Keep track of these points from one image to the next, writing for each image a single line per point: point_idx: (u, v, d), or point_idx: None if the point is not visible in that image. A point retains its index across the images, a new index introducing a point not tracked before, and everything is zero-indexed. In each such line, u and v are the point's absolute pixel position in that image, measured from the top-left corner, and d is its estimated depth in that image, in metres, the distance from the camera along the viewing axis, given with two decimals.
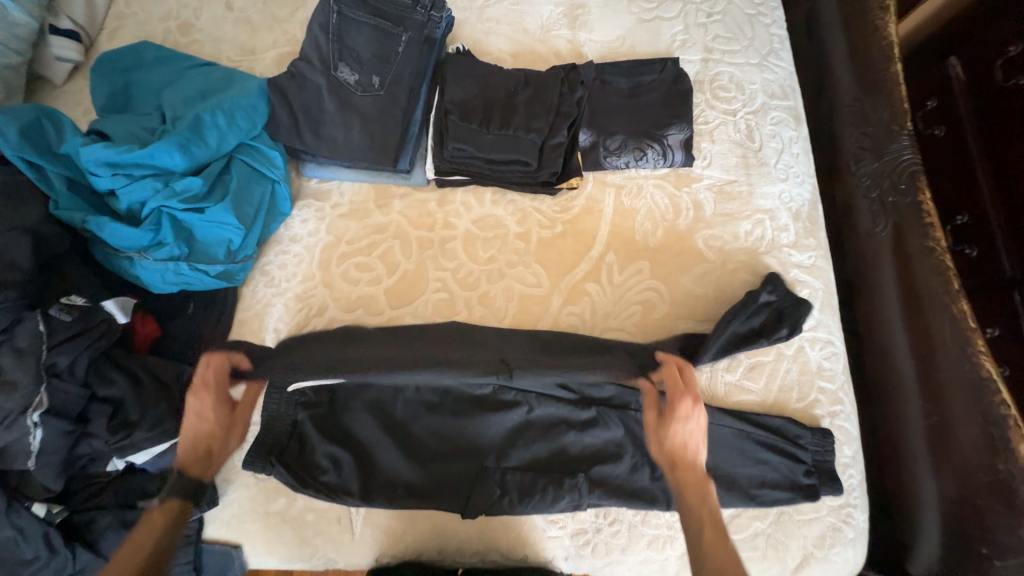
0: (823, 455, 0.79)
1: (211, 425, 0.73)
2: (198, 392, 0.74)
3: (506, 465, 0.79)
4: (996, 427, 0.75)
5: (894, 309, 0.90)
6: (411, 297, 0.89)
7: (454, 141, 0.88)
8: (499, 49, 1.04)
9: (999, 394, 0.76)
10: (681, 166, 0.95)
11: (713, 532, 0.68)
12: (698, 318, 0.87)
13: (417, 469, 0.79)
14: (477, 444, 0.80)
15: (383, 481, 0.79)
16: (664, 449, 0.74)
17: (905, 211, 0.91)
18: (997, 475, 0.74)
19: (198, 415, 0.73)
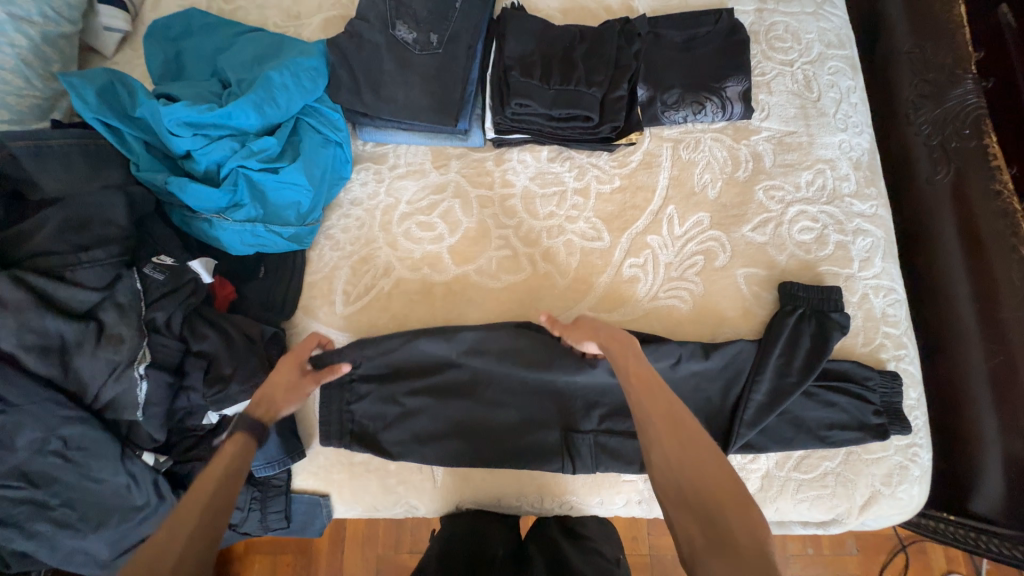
0: (892, 397, 0.80)
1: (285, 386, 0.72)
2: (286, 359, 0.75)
3: (585, 429, 0.81)
4: None
5: (955, 255, 0.91)
6: (474, 256, 0.91)
7: (517, 97, 0.87)
8: (549, 6, 1.03)
9: None
10: (740, 118, 0.94)
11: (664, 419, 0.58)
12: (761, 268, 0.88)
13: (494, 432, 0.81)
14: (559, 408, 0.81)
15: (458, 450, 0.80)
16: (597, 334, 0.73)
17: (967, 156, 0.92)
18: None
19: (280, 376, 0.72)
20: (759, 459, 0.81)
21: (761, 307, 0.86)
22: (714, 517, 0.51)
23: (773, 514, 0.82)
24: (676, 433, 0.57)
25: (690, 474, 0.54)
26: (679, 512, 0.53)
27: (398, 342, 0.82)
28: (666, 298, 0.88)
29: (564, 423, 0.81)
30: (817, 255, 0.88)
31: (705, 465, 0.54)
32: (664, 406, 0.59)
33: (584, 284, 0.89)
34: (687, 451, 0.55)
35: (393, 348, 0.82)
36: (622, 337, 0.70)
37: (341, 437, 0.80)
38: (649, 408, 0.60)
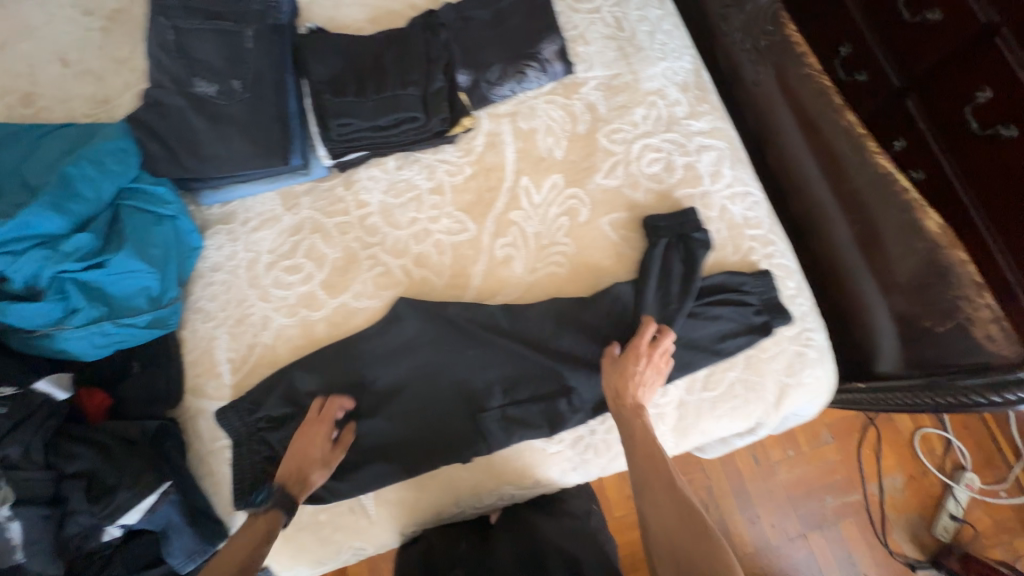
0: (767, 290, 0.83)
1: (315, 459, 0.75)
2: (313, 424, 0.77)
3: (497, 404, 0.81)
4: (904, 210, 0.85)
5: (799, 142, 0.95)
6: (348, 284, 0.89)
7: (337, 117, 0.86)
8: (355, 20, 1.02)
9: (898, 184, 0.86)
10: (565, 76, 0.96)
11: (659, 480, 0.71)
12: (622, 210, 0.90)
13: (410, 436, 0.80)
14: (465, 394, 0.82)
15: (380, 462, 0.79)
16: (610, 382, 0.78)
17: (779, 49, 0.97)
18: (917, 254, 0.83)
19: (305, 443, 0.75)
20: (669, 391, 0.82)
21: (633, 247, 0.88)
22: (694, 562, 0.64)
23: (700, 437, 0.84)
24: (673, 504, 0.69)
25: (677, 533, 0.67)
26: (662, 553, 0.67)
27: (295, 380, 0.82)
28: (544, 267, 0.89)
29: (475, 405, 0.81)
30: (670, 182, 0.90)
31: (710, 565, 0.63)
32: (657, 466, 0.72)
33: (463, 278, 0.89)
34: (678, 514, 0.68)
35: (297, 380, 0.82)
36: (631, 401, 0.76)
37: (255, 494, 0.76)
38: (648, 470, 0.72)
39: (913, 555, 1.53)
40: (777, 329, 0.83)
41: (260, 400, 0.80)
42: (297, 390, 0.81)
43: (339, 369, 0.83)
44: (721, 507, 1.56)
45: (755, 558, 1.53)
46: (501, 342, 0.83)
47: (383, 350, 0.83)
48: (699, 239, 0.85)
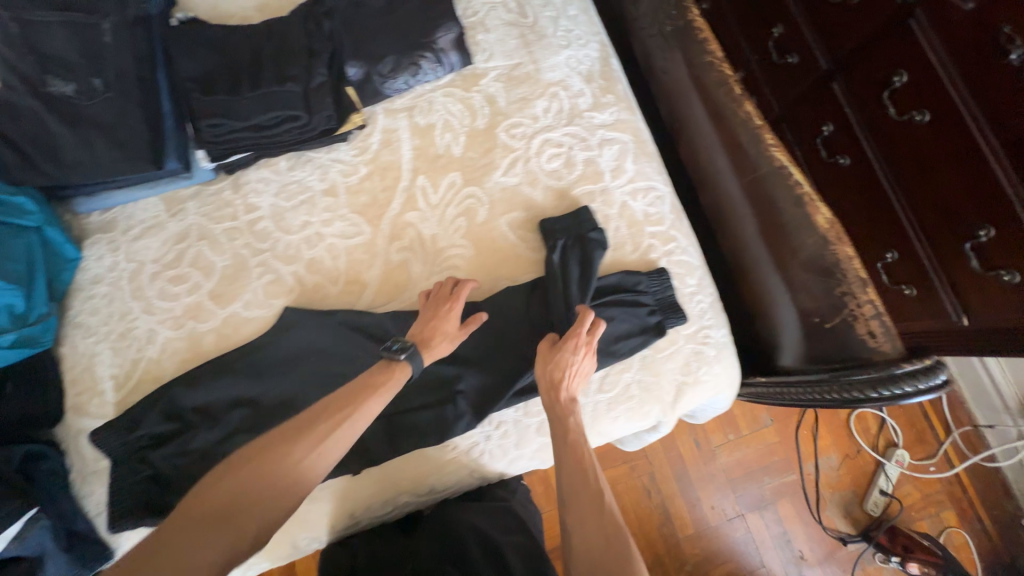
0: (661, 290, 0.83)
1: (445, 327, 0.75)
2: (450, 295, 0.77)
3: (386, 414, 0.79)
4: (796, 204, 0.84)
5: (709, 131, 0.92)
6: (236, 293, 0.85)
7: (206, 118, 0.80)
8: (242, 6, 0.96)
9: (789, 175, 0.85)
10: (463, 67, 0.92)
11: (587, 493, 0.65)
12: (520, 210, 0.87)
13: None
14: None
15: None
16: (545, 374, 0.73)
17: (682, 36, 0.94)
18: (807, 248, 0.83)
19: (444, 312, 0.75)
20: None
21: (532, 247, 0.86)
22: None
23: (598, 438, 0.84)
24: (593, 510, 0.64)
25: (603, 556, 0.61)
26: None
27: (177, 396, 0.78)
28: (441, 270, 0.86)
29: None
30: (570, 179, 0.87)
31: None
32: (583, 466, 0.67)
33: (356, 284, 0.86)
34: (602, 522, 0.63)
35: (180, 395, 0.78)
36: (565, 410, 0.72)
37: (134, 517, 0.74)
38: (579, 480, 0.67)
39: (845, 530, 1.58)
40: (671, 329, 0.83)
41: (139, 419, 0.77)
42: (180, 406, 0.78)
43: (223, 384, 0.79)
44: (663, 492, 1.59)
45: (695, 540, 1.56)
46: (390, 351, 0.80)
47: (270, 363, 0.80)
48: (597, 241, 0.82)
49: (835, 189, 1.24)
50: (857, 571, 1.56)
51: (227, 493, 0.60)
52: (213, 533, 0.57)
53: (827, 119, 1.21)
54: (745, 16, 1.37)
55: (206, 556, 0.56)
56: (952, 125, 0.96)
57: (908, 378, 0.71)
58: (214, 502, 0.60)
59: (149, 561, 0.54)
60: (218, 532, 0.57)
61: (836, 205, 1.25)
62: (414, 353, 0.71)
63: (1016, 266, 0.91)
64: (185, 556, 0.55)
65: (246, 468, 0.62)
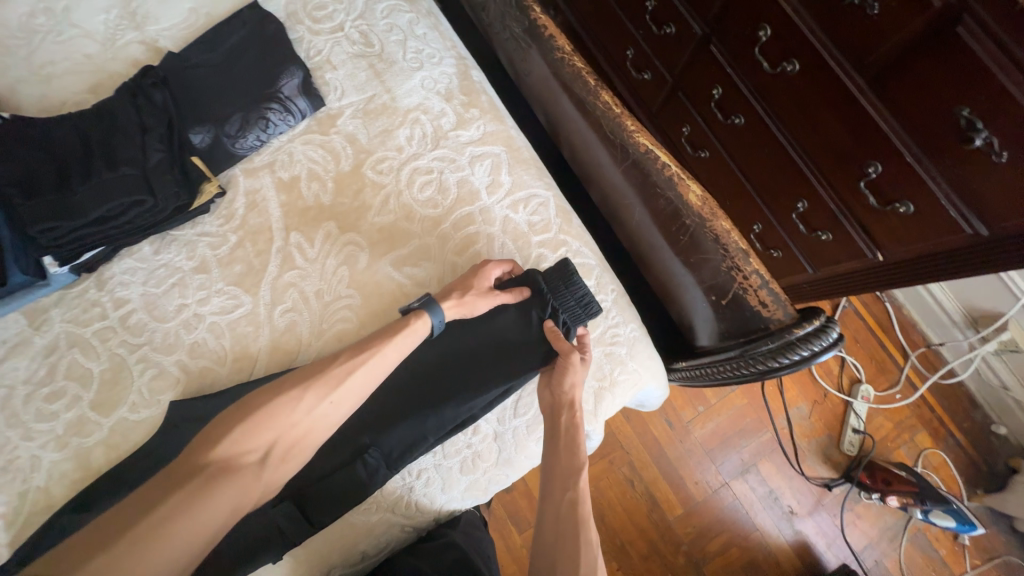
0: (569, 296, 0.79)
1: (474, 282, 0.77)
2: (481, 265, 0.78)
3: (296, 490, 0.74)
4: (668, 188, 0.82)
5: (581, 125, 0.88)
6: (120, 397, 0.80)
7: (37, 223, 0.75)
8: (71, 90, 0.89)
9: (657, 159, 0.83)
10: (316, 110, 0.88)
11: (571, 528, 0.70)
12: (401, 247, 0.84)
13: None
14: None
15: None
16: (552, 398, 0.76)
17: (532, 33, 0.90)
18: (688, 230, 0.80)
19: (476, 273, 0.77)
20: (480, 428, 0.79)
21: (421, 283, 0.83)
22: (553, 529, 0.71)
23: (528, 461, 0.82)
24: (567, 526, 0.70)
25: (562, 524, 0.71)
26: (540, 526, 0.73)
27: (68, 522, 0.73)
28: (332, 325, 0.82)
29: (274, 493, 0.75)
30: (446, 205, 0.84)
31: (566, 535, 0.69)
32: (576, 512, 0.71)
33: (246, 360, 0.81)
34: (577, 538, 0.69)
35: (73, 520, 0.73)
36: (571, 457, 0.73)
37: None
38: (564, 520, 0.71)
39: (827, 475, 1.60)
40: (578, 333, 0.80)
41: (32, 555, 0.72)
42: (74, 532, 0.73)
43: (118, 498, 0.74)
44: (645, 478, 1.57)
45: (686, 518, 1.55)
46: None
47: (163, 467, 0.75)
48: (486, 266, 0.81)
49: (732, 149, 1.18)
50: (846, 513, 1.57)
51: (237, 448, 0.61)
52: (222, 485, 0.58)
53: (709, 81, 1.16)
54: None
55: (215, 503, 0.57)
56: (821, 69, 0.92)
57: (802, 342, 0.70)
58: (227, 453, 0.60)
59: (163, 502, 0.55)
60: (231, 479, 0.58)
61: (740, 167, 1.19)
62: (434, 304, 0.74)
63: (910, 197, 0.88)
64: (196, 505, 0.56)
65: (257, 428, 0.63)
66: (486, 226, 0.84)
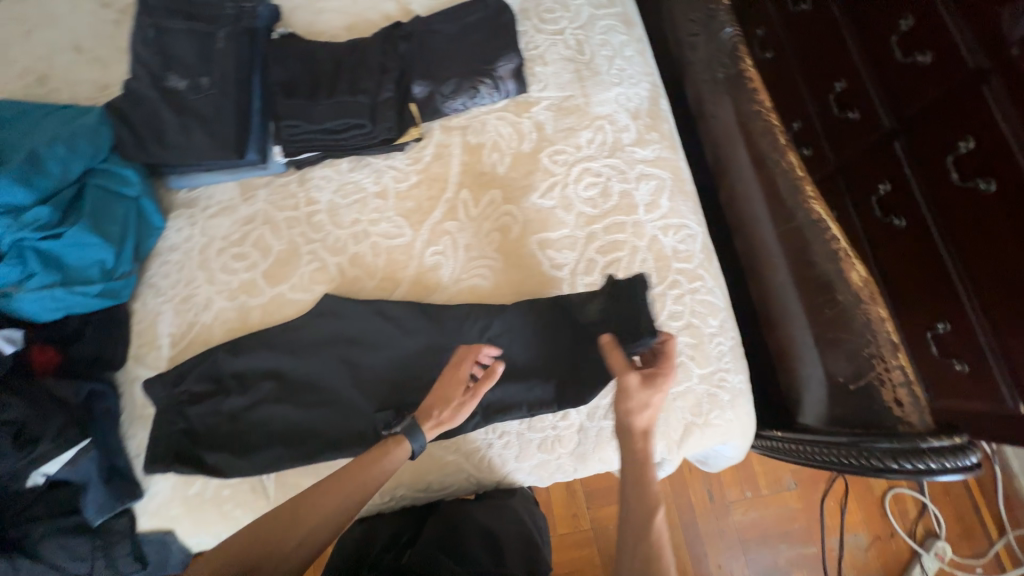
0: (630, 323, 0.80)
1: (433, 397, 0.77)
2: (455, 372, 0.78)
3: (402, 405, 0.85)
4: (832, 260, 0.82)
5: (750, 179, 0.93)
6: (286, 275, 0.94)
7: (286, 119, 0.92)
8: (332, 25, 1.07)
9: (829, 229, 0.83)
10: (518, 94, 0.98)
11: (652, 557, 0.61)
12: (552, 231, 0.90)
13: (311, 416, 0.84)
14: (376, 389, 0.86)
15: (282, 446, 0.83)
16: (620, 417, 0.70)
17: (735, 82, 0.96)
18: (836, 305, 0.81)
19: (448, 384, 0.77)
20: (569, 415, 0.82)
21: (559, 269, 0.88)
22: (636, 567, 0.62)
23: (600, 465, 0.83)
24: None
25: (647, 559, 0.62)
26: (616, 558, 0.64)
27: (219, 362, 0.87)
28: (470, 278, 0.91)
29: (380, 398, 0.86)
30: (604, 208, 0.90)
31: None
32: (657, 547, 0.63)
33: (391, 282, 0.92)
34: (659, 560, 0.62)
35: (224, 358, 0.87)
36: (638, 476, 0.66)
37: (165, 459, 0.82)
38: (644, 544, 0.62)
39: None
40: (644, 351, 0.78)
41: (184, 374, 0.86)
42: (220, 369, 0.87)
43: (260, 355, 0.87)
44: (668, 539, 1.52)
45: None
46: (413, 348, 0.87)
47: (302, 344, 0.88)
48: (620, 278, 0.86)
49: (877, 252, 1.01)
50: None
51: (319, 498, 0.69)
52: (293, 530, 0.67)
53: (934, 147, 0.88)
54: (801, 57, 1.12)
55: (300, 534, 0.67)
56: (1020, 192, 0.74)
57: (933, 454, 0.67)
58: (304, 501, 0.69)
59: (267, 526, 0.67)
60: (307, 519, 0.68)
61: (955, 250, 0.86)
62: (416, 431, 0.74)
63: None
64: (284, 539, 0.67)
65: (318, 491, 0.70)
66: (634, 240, 0.88)
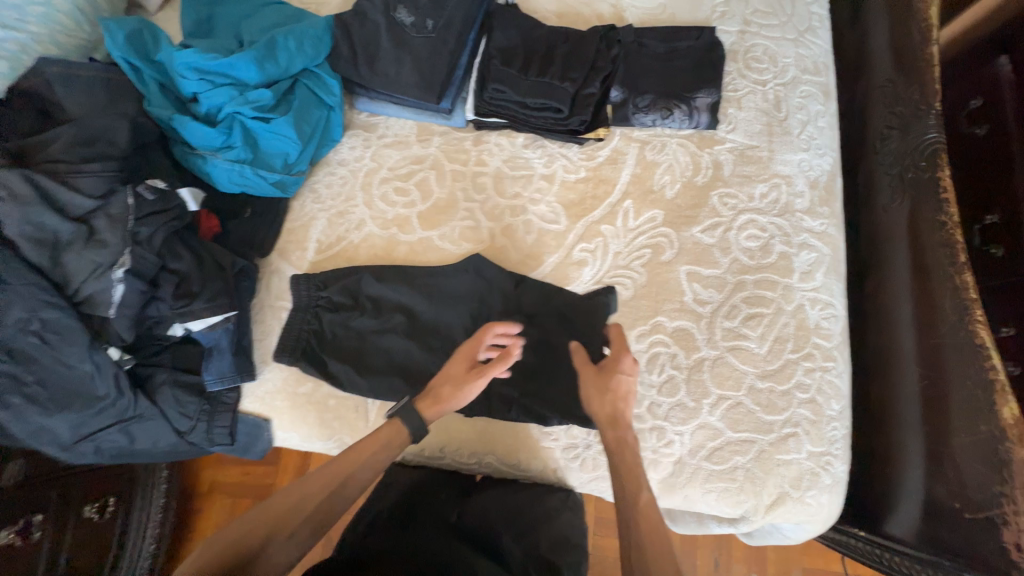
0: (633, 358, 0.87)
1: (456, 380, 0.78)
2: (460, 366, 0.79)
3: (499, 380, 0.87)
4: (984, 390, 0.79)
5: (904, 282, 0.94)
6: (440, 223, 0.98)
7: (494, 82, 0.96)
8: (546, 7, 1.11)
9: (989, 360, 0.80)
10: (706, 128, 1.00)
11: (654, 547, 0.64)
12: (703, 267, 0.92)
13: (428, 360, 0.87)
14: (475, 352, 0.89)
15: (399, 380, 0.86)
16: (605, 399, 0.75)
17: (923, 186, 0.93)
18: (975, 435, 0.79)
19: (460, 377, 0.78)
20: (672, 444, 0.83)
21: (701, 305, 0.90)
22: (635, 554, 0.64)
23: (682, 502, 0.84)
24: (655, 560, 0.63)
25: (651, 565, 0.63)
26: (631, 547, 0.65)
27: (361, 282, 0.91)
28: (610, 283, 0.92)
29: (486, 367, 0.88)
30: (761, 262, 0.91)
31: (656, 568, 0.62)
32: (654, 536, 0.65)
33: (535, 262, 0.95)
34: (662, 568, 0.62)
35: (367, 280, 0.91)
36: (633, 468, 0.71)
37: (294, 353, 0.86)
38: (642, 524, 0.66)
39: None
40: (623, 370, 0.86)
41: (326, 283, 0.91)
42: (360, 288, 0.91)
43: (398, 288, 0.91)
44: None
45: None
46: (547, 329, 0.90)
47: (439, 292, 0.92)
48: (757, 333, 0.87)
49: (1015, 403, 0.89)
50: None
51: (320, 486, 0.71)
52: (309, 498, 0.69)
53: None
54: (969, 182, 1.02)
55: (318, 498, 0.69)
56: None
57: None
58: (301, 494, 0.69)
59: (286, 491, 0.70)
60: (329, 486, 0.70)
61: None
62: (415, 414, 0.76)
63: None
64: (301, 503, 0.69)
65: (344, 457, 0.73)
66: (782, 303, 0.89)
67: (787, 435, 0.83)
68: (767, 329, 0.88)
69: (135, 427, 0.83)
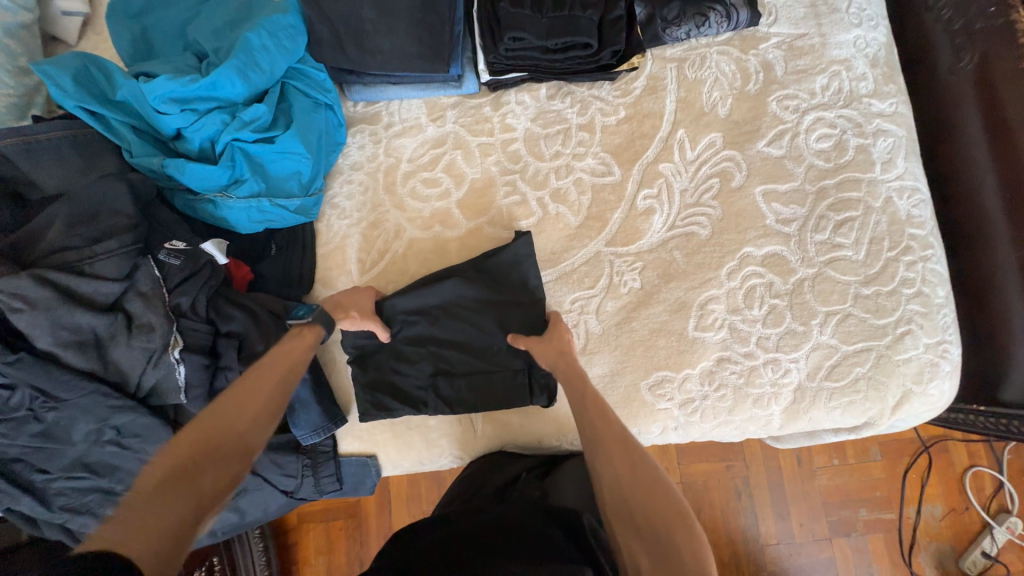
0: (728, 297, 0.83)
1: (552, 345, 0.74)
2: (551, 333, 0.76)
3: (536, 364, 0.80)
4: None
5: (980, 147, 0.88)
6: (484, 207, 0.88)
7: (510, 31, 0.83)
8: None
9: None
10: (746, 26, 0.88)
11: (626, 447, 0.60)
12: (779, 183, 0.85)
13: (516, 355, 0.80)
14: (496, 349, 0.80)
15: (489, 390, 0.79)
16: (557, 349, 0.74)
17: (996, 38, 0.86)
18: None
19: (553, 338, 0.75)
20: (790, 373, 0.81)
21: (786, 225, 0.84)
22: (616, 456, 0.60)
23: (807, 425, 0.83)
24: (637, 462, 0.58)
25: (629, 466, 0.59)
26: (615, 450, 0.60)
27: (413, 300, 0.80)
28: (684, 226, 0.86)
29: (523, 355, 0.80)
30: (838, 163, 0.85)
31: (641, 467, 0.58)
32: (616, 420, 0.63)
33: (599, 222, 0.87)
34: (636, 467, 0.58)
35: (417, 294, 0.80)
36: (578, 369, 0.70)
37: (381, 386, 0.80)
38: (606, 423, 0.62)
39: None
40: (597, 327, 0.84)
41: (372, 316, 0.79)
42: (413, 304, 0.80)
43: (452, 294, 0.80)
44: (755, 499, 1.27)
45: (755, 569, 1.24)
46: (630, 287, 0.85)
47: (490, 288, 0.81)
48: (849, 241, 0.83)
49: None
50: None
51: (253, 396, 0.58)
52: (246, 407, 0.57)
53: None
54: None
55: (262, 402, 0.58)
56: None
57: None
58: (233, 404, 0.57)
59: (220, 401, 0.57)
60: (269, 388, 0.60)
61: None
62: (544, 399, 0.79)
63: None
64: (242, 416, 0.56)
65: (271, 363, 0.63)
66: (867, 201, 0.83)
67: (902, 333, 0.81)
68: (856, 232, 0.83)
69: (243, 500, 0.80)
